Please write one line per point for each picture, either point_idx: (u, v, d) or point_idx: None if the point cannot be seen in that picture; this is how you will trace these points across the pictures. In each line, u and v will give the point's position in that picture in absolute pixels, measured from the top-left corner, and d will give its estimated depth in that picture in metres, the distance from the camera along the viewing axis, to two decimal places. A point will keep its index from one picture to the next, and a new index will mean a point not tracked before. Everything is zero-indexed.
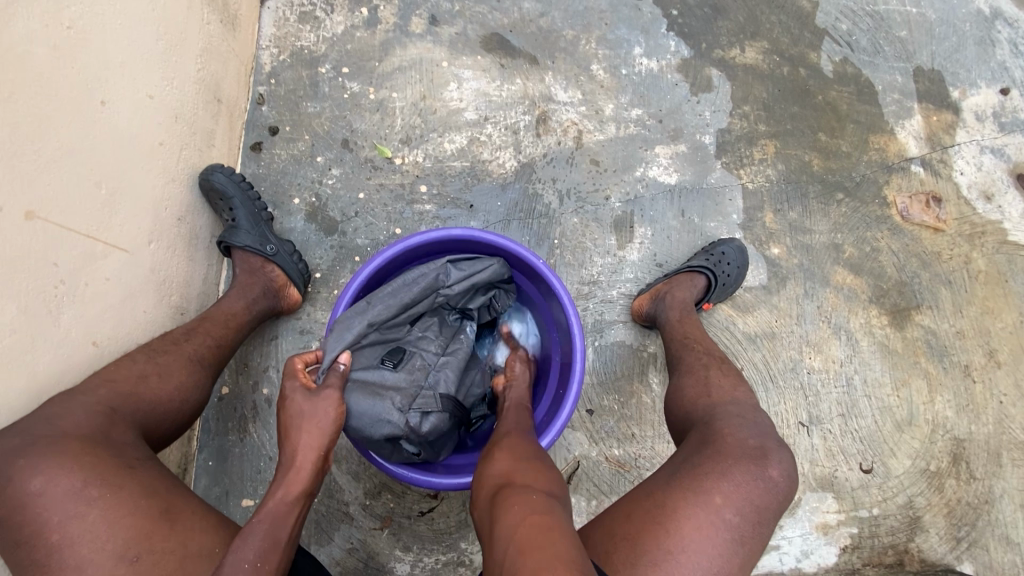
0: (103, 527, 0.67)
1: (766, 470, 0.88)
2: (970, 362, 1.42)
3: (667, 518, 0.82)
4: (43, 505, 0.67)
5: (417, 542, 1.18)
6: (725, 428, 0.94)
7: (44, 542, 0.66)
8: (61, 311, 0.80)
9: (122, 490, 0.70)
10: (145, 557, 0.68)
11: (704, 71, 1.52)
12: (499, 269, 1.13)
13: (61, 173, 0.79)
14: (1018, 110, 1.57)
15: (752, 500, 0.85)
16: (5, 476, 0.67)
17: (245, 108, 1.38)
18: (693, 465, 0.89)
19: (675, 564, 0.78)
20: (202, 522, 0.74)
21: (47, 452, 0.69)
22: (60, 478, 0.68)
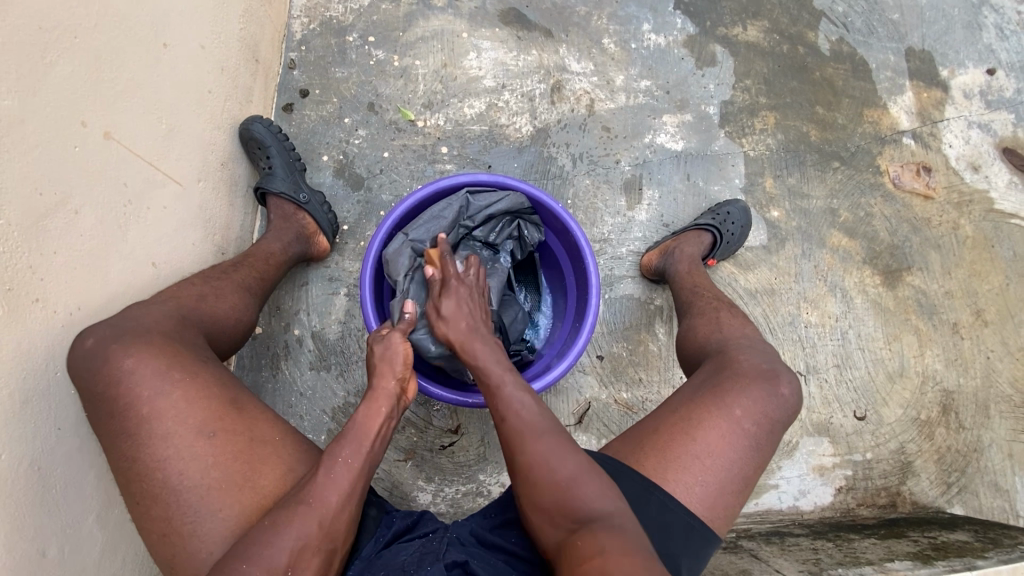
0: (185, 405, 0.76)
1: (778, 387, 0.95)
2: (959, 320, 1.50)
3: (693, 429, 0.89)
4: (133, 382, 0.75)
5: (438, 474, 1.25)
6: (737, 354, 1.01)
7: (135, 414, 0.75)
8: (128, 229, 0.89)
9: (198, 376, 0.79)
10: (221, 434, 0.77)
11: (708, 47, 1.61)
12: (516, 200, 1.18)
13: (130, 103, 0.88)
14: (1004, 89, 1.66)
15: (766, 411, 0.92)
16: (101, 357, 0.75)
17: (278, 72, 1.46)
18: (714, 384, 0.95)
19: (699, 467, 0.86)
20: (264, 414, 0.83)
21: (135, 339, 0.78)
22: (147, 359, 0.77)
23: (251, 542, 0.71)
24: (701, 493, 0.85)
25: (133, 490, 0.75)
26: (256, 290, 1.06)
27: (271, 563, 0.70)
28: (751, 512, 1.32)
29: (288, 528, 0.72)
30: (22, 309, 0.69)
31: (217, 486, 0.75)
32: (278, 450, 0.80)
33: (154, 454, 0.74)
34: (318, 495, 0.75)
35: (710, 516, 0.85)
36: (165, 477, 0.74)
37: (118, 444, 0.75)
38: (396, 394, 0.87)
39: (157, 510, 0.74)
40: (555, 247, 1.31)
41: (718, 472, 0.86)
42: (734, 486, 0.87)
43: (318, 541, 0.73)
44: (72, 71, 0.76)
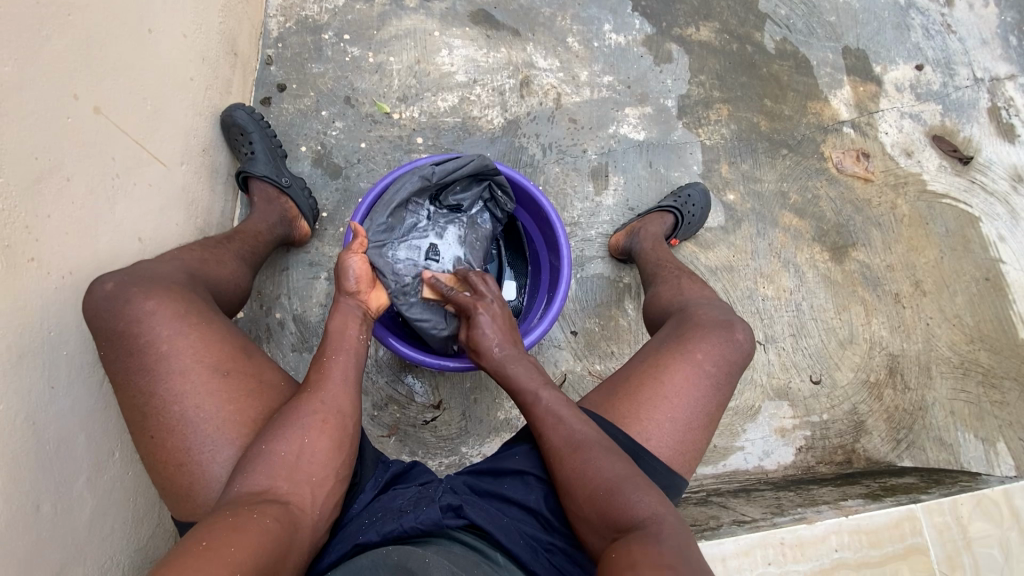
0: (201, 345, 0.81)
1: (733, 333, 1.03)
2: (900, 291, 1.64)
3: (660, 373, 0.97)
4: (151, 323, 0.79)
5: (421, 448, 1.29)
6: (697, 310, 1.10)
7: (154, 352, 0.79)
8: (115, 202, 0.92)
9: (212, 324, 0.84)
10: (233, 372, 0.82)
11: (665, 45, 1.73)
12: (481, 164, 1.20)
13: (118, 82, 0.92)
14: (931, 83, 1.83)
15: (724, 355, 1.00)
16: (123, 299, 0.80)
17: (255, 67, 1.51)
18: (677, 335, 1.03)
19: (668, 406, 0.94)
20: (267, 358, 0.89)
21: (152, 287, 0.82)
22: (167, 304, 0.81)
23: (262, 438, 0.78)
24: (670, 428, 0.92)
25: (147, 426, 0.78)
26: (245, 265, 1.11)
27: (286, 445, 0.78)
28: (719, 473, 1.40)
29: (297, 416, 0.81)
30: (20, 266, 0.72)
31: (230, 419, 0.79)
32: (276, 381, 0.87)
33: (171, 390, 0.78)
34: (317, 381, 0.87)
35: (680, 449, 0.92)
36: (180, 412, 0.78)
37: (134, 381, 0.78)
38: (357, 306, 1.01)
39: (172, 443, 0.78)
40: (526, 222, 1.39)
41: (684, 410, 0.94)
42: (700, 422, 0.95)
43: (324, 417, 0.83)
44: (66, 44, 0.80)
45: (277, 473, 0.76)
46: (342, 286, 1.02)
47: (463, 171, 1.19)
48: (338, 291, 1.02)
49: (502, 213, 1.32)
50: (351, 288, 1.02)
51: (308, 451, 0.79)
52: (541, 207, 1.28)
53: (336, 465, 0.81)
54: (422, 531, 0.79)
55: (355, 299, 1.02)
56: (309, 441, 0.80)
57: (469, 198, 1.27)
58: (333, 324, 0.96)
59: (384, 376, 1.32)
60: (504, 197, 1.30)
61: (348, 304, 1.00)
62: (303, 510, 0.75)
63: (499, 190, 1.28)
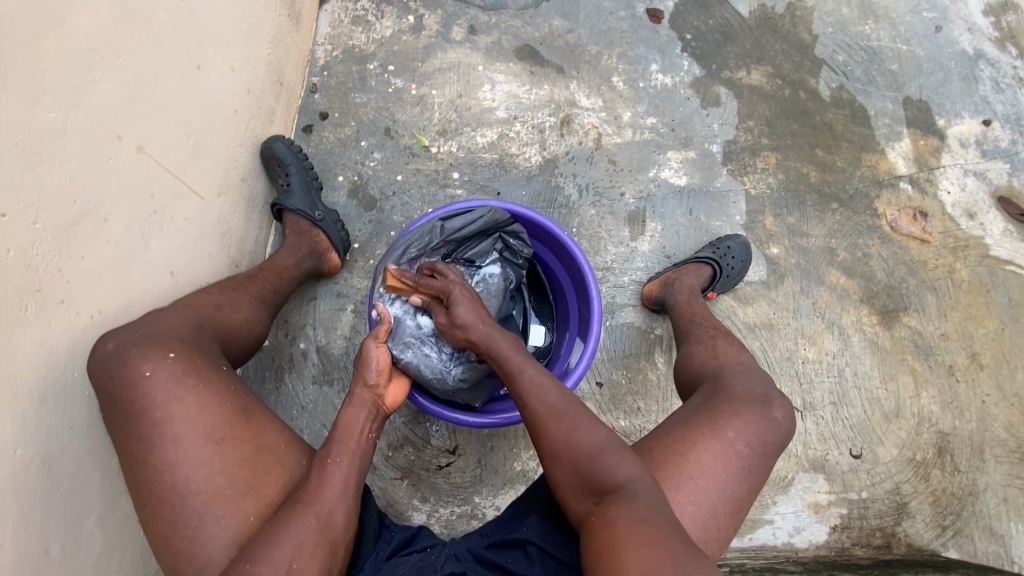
0: (194, 411, 0.79)
1: (771, 412, 0.97)
2: (954, 363, 1.52)
3: (686, 450, 0.91)
4: (149, 387, 0.78)
5: (434, 494, 1.26)
6: (732, 379, 1.04)
7: (149, 417, 0.78)
8: (150, 238, 0.93)
9: (211, 384, 0.82)
10: (228, 440, 0.80)
11: (713, 88, 1.67)
12: (494, 217, 1.20)
13: (163, 119, 0.93)
14: (999, 140, 1.72)
15: (759, 435, 0.94)
16: (122, 360, 0.79)
17: (300, 95, 1.53)
18: (709, 407, 0.98)
19: (693, 487, 0.88)
20: (270, 421, 0.86)
21: (154, 346, 0.81)
22: (165, 365, 0.79)
23: (250, 552, 0.74)
24: (693, 512, 0.87)
25: (141, 493, 0.78)
26: (270, 303, 1.11)
27: (273, 562, 0.73)
28: (745, 547, 1.32)
29: (291, 527, 0.76)
30: (47, 310, 0.73)
31: (219, 493, 0.77)
32: (280, 459, 0.84)
33: (163, 458, 0.77)
34: (316, 491, 0.80)
35: (703, 536, 0.87)
36: (172, 482, 0.76)
37: (131, 445, 0.78)
38: (371, 399, 0.95)
39: (162, 513, 0.77)
40: (556, 273, 1.36)
41: (710, 494, 0.88)
42: (726, 507, 0.89)
43: (317, 535, 0.77)
44: (114, 85, 0.81)
45: None
46: (361, 376, 0.97)
47: (471, 227, 1.19)
48: (355, 382, 0.97)
49: (520, 260, 1.28)
50: (371, 381, 0.97)
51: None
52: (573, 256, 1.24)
53: None
54: None
55: (371, 392, 0.96)
56: (299, 566, 0.74)
57: (483, 250, 1.24)
58: (343, 420, 0.89)
59: (402, 417, 1.29)
60: (524, 248, 1.28)
61: (363, 395, 0.94)
62: None
63: (518, 241, 1.27)
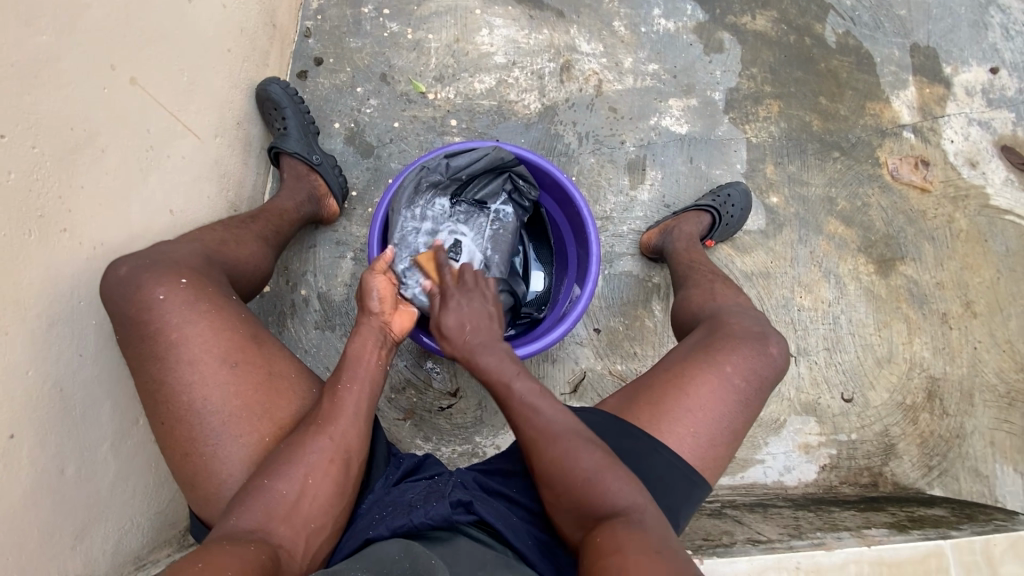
0: (210, 335, 0.81)
1: (766, 347, 1.00)
2: (948, 311, 1.54)
3: (686, 384, 0.94)
4: (164, 311, 0.80)
5: (436, 433, 1.29)
6: (728, 317, 1.06)
7: (165, 339, 0.79)
8: (149, 173, 0.92)
9: (222, 311, 0.83)
10: (242, 364, 0.82)
11: (717, 34, 1.63)
12: (496, 157, 1.20)
13: (156, 52, 0.92)
14: (1005, 89, 1.69)
15: (756, 368, 0.97)
16: (137, 285, 0.80)
17: (294, 39, 1.49)
18: (707, 344, 1.00)
19: (693, 419, 0.91)
20: (282, 349, 0.88)
21: (165, 272, 0.82)
22: (178, 291, 0.81)
23: (268, 469, 0.77)
24: (692, 443, 0.89)
25: (159, 412, 0.80)
26: (270, 245, 1.11)
27: (289, 481, 0.76)
28: (736, 484, 1.37)
29: (304, 448, 0.79)
30: (51, 237, 0.74)
31: (236, 413, 0.80)
32: (293, 385, 0.86)
33: (180, 380, 0.79)
34: (328, 413, 0.82)
35: (702, 466, 0.90)
36: (190, 402, 0.79)
37: (148, 367, 0.80)
38: (379, 326, 0.96)
39: (181, 431, 0.79)
40: (560, 221, 1.36)
41: (708, 425, 0.91)
42: (724, 438, 0.92)
43: (331, 454, 0.80)
44: (105, 12, 0.80)
45: (277, 508, 0.74)
46: (365, 306, 0.98)
47: (478, 164, 1.20)
48: (361, 312, 0.97)
49: (527, 204, 1.28)
50: (376, 309, 0.97)
51: (310, 492, 0.77)
52: (572, 200, 1.24)
53: (336, 514, 0.79)
54: (433, 526, 0.77)
55: (378, 320, 0.96)
56: (313, 483, 0.77)
57: (496, 188, 1.24)
58: (353, 350, 0.90)
59: (403, 360, 1.32)
60: (530, 190, 1.27)
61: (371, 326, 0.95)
62: (293, 552, 0.73)
63: (523, 183, 1.26)
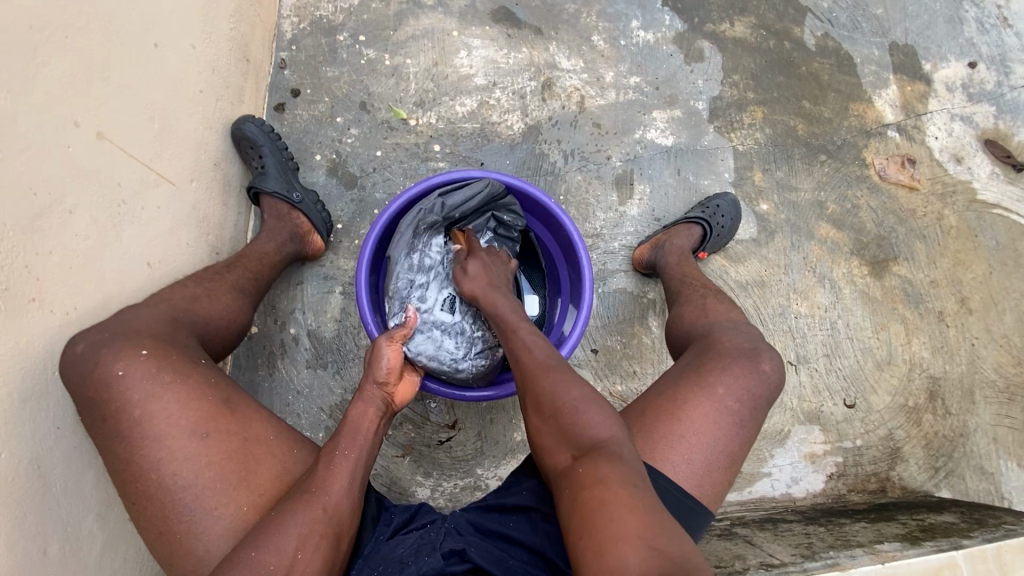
0: (175, 407, 0.78)
1: (759, 364, 0.98)
2: (944, 309, 1.54)
3: (678, 409, 0.92)
4: (125, 386, 0.77)
5: (436, 469, 1.26)
6: (721, 336, 1.05)
7: (129, 416, 0.77)
8: (123, 229, 0.90)
9: (188, 378, 0.80)
10: (214, 434, 0.79)
11: (696, 43, 1.63)
12: (488, 194, 1.16)
13: (123, 104, 0.89)
14: (985, 82, 1.69)
15: (749, 389, 0.95)
16: (93, 362, 0.77)
17: (269, 71, 1.46)
18: (698, 365, 0.98)
19: (687, 445, 0.89)
20: (258, 412, 0.85)
21: (124, 344, 0.79)
22: (138, 364, 0.78)
23: (252, 541, 0.73)
24: (688, 470, 0.87)
25: (129, 491, 0.77)
26: (252, 290, 1.08)
27: (277, 553, 0.72)
28: (744, 500, 1.35)
29: (290, 519, 0.75)
30: (20, 308, 0.71)
31: (209, 486, 0.77)
32: (272, 449, 0.83)
33: (147, 456, 0.76)
34: (320, 483, 0.79)
35: (699, 493, 0.87)
36: (159, 480, 0.76)
37: (114, 447, 0.77)
38: (381, 397, 0.93)
39: (153, 510, 0.76)
40: (551, 245, 1.34)
41: (703, 450, 0.89)
42: (721, 463, 0.90)
43: (323, 527, 0.76)
44: (65, 70, 0.77)
45: None
46: (371, 374, 0.94)
47: (471, 204, 1.15)
48: (364, 378, 0.94)
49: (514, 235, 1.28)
50: (379, 377, 0.94)
51: (299, 565, 0.73)
52: (562, 225, 1.22)
53: None
54: None
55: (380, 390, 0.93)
56: (302, 557, 0.73)
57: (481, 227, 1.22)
58: (351, 417, 0.88)
59: None
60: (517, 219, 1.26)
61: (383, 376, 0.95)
62: None
63: (510, 213, 1.25)
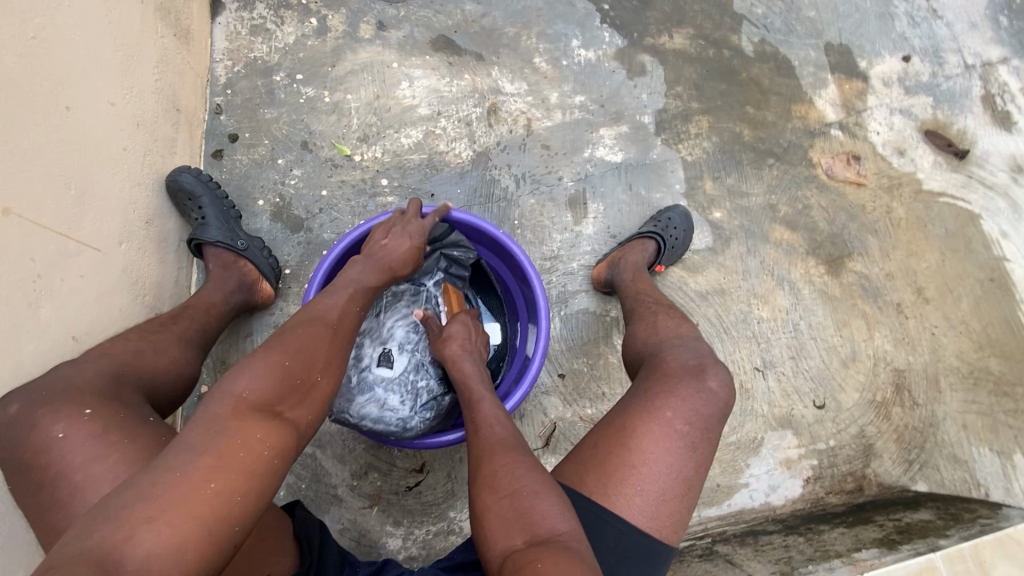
0: (120, 468, 0.74)
1: (705, 382, 0.97)
2: (901, 301, 1.56)
3: (628, 439, 0.90)
4: (65, 449, 0.75)
5: (406, 516, 1.22)
6: (667, 354, 1.04)
7: (68, 482, 0.73)
8: (40, 305, 0.85)
9: (134, 438, 0.77)
10: None
11: (637, 57, 1.64)
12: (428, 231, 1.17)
13: (32, 174, 0.85)
14: (920, 75, 1.74)
15: (697, 409, 0.93)
16: (33, 423, 0.76)
17: (204, 118, 1.42)
18: (646, 389, 0.96)
19: (638, 477, 0.87)
20: None
21: (67, 406, 0.78)
22: (80, 425, 0.76)
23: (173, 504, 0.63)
24: (641, 502, 0.86)
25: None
26: (192, 350, 1.03)
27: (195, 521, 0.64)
28: (724, 514, 1.33)
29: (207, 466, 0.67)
30: None
31: None
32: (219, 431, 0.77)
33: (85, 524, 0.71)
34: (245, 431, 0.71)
35: (655, 524, 0.86)
36: None
37: (52, 519, 0.73)
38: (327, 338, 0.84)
39: None
40: (500, 266, 1.31)
41: (655, 480, 0.87)
42: (676, 490, 0.88)
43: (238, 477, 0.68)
44: None
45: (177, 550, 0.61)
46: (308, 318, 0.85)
47: None
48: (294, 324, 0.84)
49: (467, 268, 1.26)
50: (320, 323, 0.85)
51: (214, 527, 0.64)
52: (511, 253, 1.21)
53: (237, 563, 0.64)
54: None
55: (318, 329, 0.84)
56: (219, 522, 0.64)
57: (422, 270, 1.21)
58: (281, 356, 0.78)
59: (360, 442, 1.24)
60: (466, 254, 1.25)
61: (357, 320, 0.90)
62: None
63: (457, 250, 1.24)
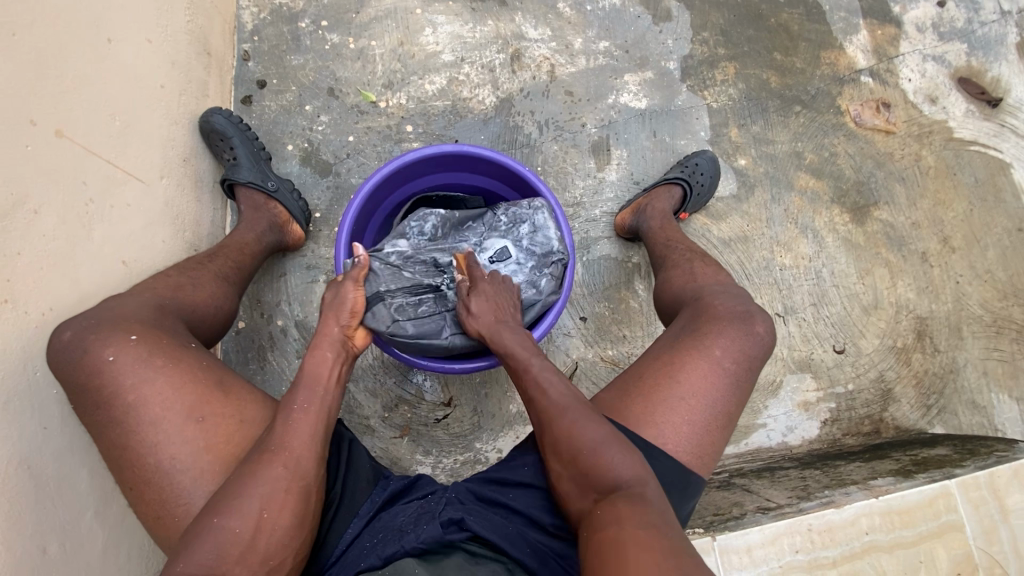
0: (170, 391, 0.79)
1: (753, 326, 0.98)
2: (927, 249, 1.55)
3: (676, 372, 0.93)
4: (117, 371, 0.78)
5: (435, 446, 1.27)
6: (713, 300, 1.04)
7: (122, 402, 0.78)
8: (93, 229, 0.90)
9: (180, 362, 0.81)
10: (210, 418, 0.80)
11: (663, 2, 1.61)
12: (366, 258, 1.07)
13: (81, 103, 0.89)
14: (956, 20, 1.69)
15: (744, 350, 0.96)
16: (84, 348, 0.78)
17: (232, 64, 1.44)
18: (693, 328, 0.99)
19: (685, 407, 0.90)
20: (252, 396, 0.86)
21: (113, 331, 0.80)
22: (128, 349, 0.79)
23: (216, 507, 0.72)
24: (688, 431, 0.89)
25: (126, 476, 0.78)
26: (232, 281, 1.08)
27: (243, 516, 0.72)
28: (741, 452, 1.37)
29: (255, 478, 0.75)
30: None
31: (209, 471, 0.78)
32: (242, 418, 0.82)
33: (145, 441, 0.77)
34: (280, 440, 0.78)
35: (698, 452, 0.89)
36: (156, 463, 0.77)
37: (110, 433, 0.78)
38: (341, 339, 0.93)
39: (150, 494, 0.77)
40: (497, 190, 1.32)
41: (701, 411, 0.90)
42: (719, 422, 0.91)
43: (286, 484, 0.75)
44: (13, 68, 0.76)
45: (230, 548, 0.70)
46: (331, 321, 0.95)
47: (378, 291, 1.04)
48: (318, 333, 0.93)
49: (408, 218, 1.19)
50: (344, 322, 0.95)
51: (267, 523, 0.73)
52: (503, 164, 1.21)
53: (297, 541, 0.75)
54: (423, 548, 0.78)
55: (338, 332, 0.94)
56: (268, 516, 0.73)
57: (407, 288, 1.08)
58: (309, 368, 0.86)
59: (390, 378, 1.30)
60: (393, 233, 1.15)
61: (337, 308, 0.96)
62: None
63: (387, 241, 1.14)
